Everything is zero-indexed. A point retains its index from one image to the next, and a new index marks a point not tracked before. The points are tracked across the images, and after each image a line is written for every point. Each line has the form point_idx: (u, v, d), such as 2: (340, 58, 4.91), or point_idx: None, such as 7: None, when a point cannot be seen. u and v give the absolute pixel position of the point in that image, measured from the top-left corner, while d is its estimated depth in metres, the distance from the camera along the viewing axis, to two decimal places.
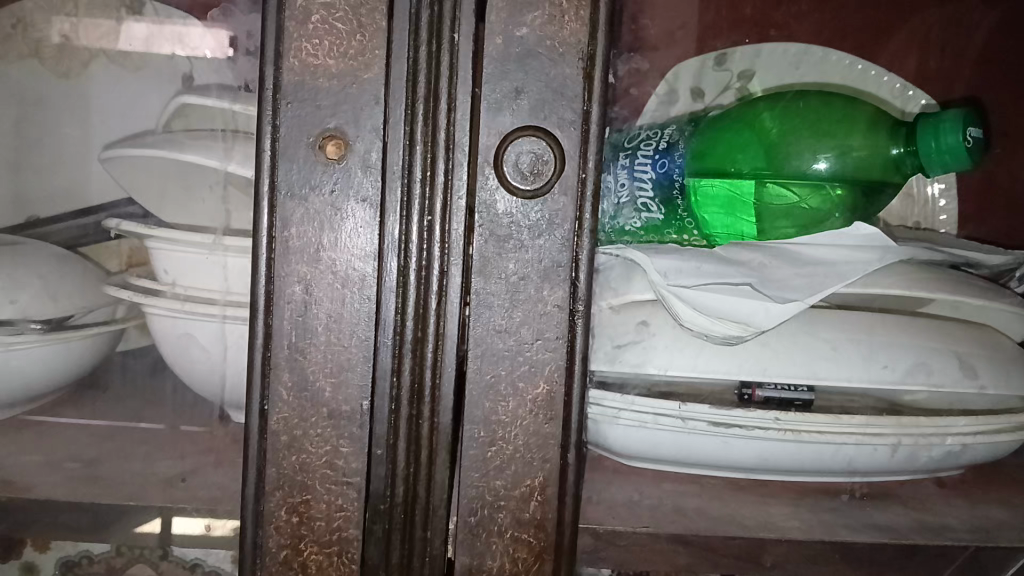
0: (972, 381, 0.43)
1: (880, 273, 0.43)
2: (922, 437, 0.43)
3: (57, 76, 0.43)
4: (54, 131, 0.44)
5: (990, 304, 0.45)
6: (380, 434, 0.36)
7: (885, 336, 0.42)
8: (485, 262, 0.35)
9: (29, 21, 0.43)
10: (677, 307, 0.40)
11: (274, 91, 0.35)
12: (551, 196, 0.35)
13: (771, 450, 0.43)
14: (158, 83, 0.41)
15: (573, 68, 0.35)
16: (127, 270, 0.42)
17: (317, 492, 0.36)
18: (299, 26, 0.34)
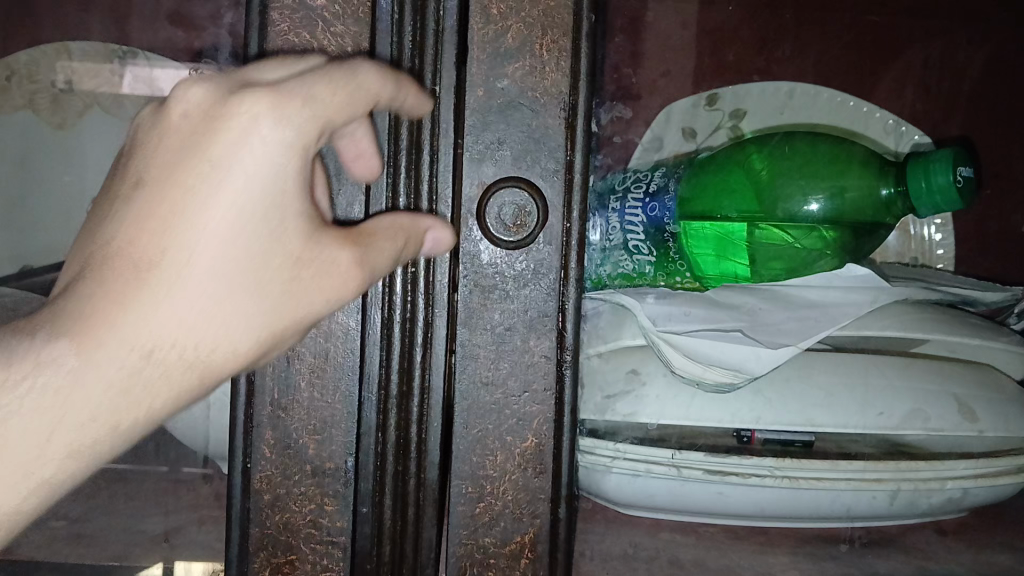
0: (972, 425, 0.42)
1: (872, 316, 0.43)
2: (922, 482, 0.42)
3: (53, 127, 0.48)
4: (45, 172, 0.48)
5: (984, 343, 0.45)
6: (366, 491, 0.35)
7: (880, 382, 0.41)
8: (470, 313, 0.35)
9: (27, 73, 0.49)
10: (668, 353, 0.40)
11: None
12: (536, 248, 0.35)
13: (768, 497, 0.41)
14: (136, 123, 0.45)
15: (555, 119, 0.35)
16: None
17: (302, 551, 0.35)
18: None
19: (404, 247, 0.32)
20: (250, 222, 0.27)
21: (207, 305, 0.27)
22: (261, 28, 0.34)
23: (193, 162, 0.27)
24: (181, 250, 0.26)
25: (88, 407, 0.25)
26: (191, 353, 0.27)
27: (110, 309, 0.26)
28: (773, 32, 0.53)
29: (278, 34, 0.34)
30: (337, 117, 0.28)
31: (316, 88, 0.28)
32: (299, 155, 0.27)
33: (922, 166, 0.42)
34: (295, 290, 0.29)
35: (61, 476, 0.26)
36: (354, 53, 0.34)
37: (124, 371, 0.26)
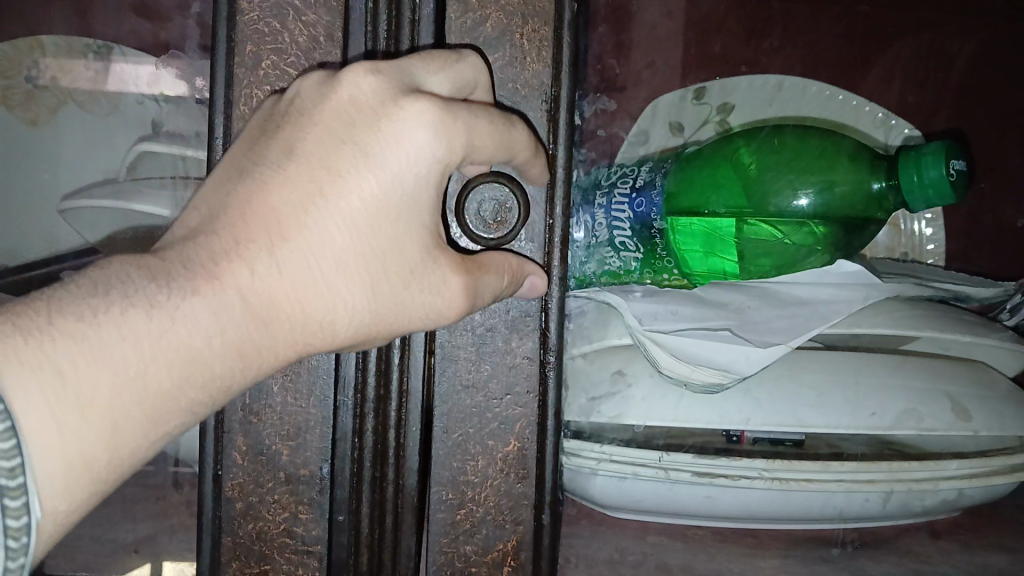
0: (966, 424, 0.41)
1: (864, 312, 0.42)
2: (915, 483, 0.41)
3: (24, 122, 0.46)
4: (17, 171, 0.45)
5: (977, 339, 0.44)
6: (342, 499, 0.34)
7: (871, 381, 0.40)
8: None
9: None
10: (655, 353, 0.38)
11: (225, 142, 0.33)
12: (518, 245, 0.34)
13: (758, 498, 0.40)
14: (127, 129, 0.45)
15: (536, 111, 0.34)
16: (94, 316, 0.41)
17: (276, 562, 0.34)
18: (250, 74, 0.33)
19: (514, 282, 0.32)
20: (387, 215, 0.26)
21: (327, 286, 0.26)
22: (229, 17, 0.33)
23: (343, 149, 0.26)
24: (317, 229, 0.26)
25: (199, 370, 0.24)
26: (296, 330, 0.26)
27: (235, 271, 0.25)
28: (761, 22, 0.52)
29: (248, 23, 0.33)
30: (484, 146, 0.28)
31: (478, 117, 0.27)
32: (445, 170, 0.27)
33: (913, 159, 0.41)
34: (401, 301, 0.27)
35: (151, 444, 0.24)
36: (327, 42, 0.33)
37: (240, 332, 0.25)
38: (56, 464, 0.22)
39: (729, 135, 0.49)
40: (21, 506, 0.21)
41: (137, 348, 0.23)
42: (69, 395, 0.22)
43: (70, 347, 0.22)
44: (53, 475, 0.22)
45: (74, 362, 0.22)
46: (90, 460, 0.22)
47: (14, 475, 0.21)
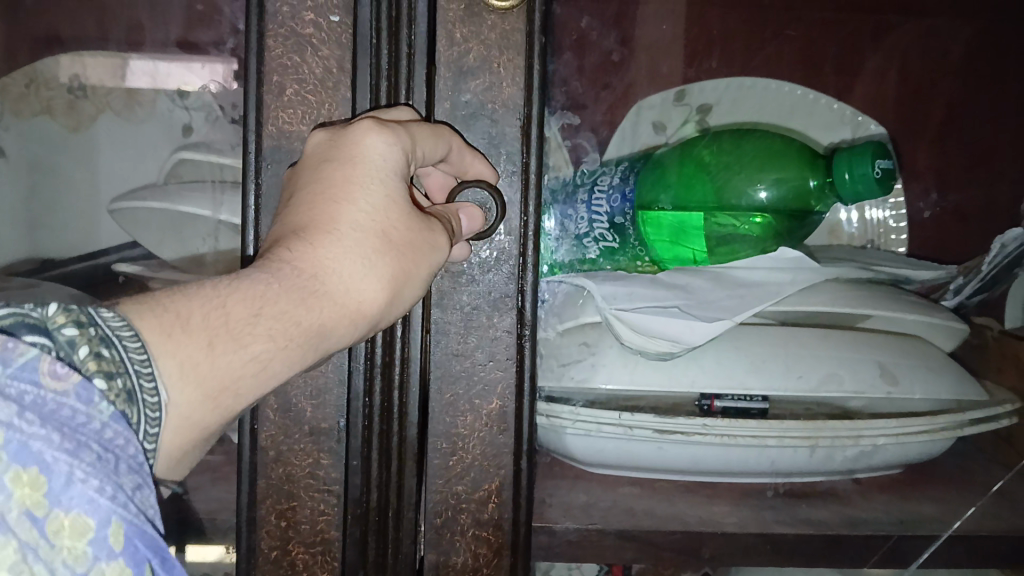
0: (886, 386, 0.49)
1: (806, 294, 0.49)
2: (839, 439, 0.48)
3: (68, 129, 0.50)
4: (64, 174, 0.50)
5: (905, 314, 0.51)
6: (356, 447, 0.41)
7: (801, 351, 0.48)
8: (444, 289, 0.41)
9: (41, 80, 0.50)
10: (619, 328, 0.46)
11: (256, 154, 0.40)
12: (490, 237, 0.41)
13: (704, 450, 0.48)
14: (164, 137, 0.49)
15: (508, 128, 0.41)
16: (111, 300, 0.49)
17: (302, 499, 0.41)
18: (276, 99, 0.40)
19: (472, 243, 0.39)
20: (379, 188, 0.35)
21: (354, 241, 0.33)
22: (258, 52, 0.40)
23: (327, 161, 0.35)
24: (332, 209, 0.34)
25: (274, 307, 0.30)
26: (343, 279, 0.32)
27: (285, 251, 0.32)
28: None
29: (273, 57, 0.40)
30: (430, 147, 0.37)
31: (413, 124, 0.37)
32: (408, 151, 0.36)
33: (847, 159, 0.48)
34: (414, 247, 0.35)
35: (240, 372, 0.30)
36: (338, 73, 0.40)
37: (296, 281, 0.31)
38: (175, 365, 0.28)
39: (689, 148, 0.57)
40: (150, 388, 0.27)
41: (217, 294, 0.30)
42: (172, 318, 0.28)
43: (168, 299, 0.29)
44: (173, 376, 0.28)
45: (174, 303, 0.29)
46: (201, 374, 0.29)
47: (145, 365, 0.27)
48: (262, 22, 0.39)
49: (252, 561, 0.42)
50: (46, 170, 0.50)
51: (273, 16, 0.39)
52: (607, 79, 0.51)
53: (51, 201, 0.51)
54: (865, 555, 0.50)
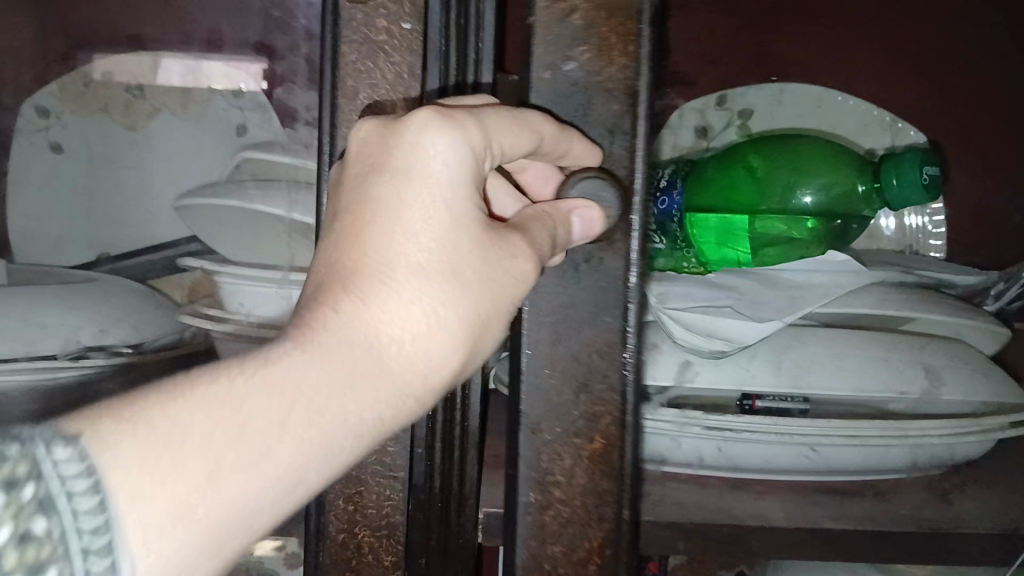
0: (942, 388, 0.49)
1: (854, 298, 0.50)
2: (908, 441, 0.49)
3: (126, 127, 0.57)
4: (136, 174, 0.56)
5: (953, 319, 0.52)
6: (421, 435, 0.43)
7: (858, 352, 0.48)
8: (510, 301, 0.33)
9: (113, 93, 0.58)
10: (673, 328, 0.48)
11: (330, 154, 0.42)
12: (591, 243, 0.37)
13: (773, 449, 0.49)
14: (221, 141, 0.56)
15: (606, 105, 0.36)
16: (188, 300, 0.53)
17: (368, 484, 0.43)
18: (349, 102, 0.42)
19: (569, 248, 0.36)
20: (436, 216, 0.29)
21: (414, 287, 0.28)
22: (333, 58, 0.42)
23: (374, 182, 0.29)
24: (381, 248, 0.28)
25: (312, 401, 0.24)
26: (398, 344, 0.27)
27: (323, 314, 0.26)
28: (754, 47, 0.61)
29: (347, 62, 0.42)
30: (508, 136, 0.32)
31: (487, 114, 0.32)
32: (474, 157, 0.30)
33: (894, 164, 0.50)
34: (487, 280, 0.29)
35: (293, 467, 0.24)
36: (409, 78, 0.42)
37: (336, 360, 0.25)
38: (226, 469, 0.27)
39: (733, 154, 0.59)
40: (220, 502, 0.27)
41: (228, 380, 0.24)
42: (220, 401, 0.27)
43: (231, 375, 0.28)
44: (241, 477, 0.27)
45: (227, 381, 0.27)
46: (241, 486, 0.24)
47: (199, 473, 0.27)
48: (337, 29, 0.42)
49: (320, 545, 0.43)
50: (112, 164, 0.56)
51: (347, 23, 0.41)
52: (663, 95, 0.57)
53: (122, 199, 0.56)
54: (927, 554, 0.48)
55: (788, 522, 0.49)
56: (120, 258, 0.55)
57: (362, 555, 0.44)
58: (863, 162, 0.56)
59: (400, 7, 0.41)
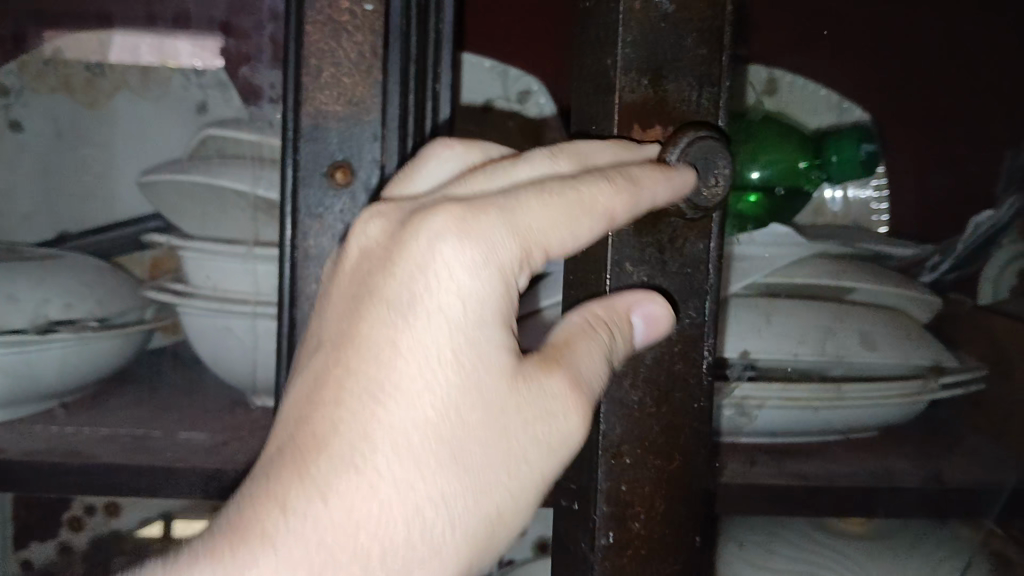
0: (873, 353, 0.54)
1: (805, 265, 0.54)
2: (857, 400, 0.55)
3: (84, 104, 0.53)
4: (80, 152, 0.54)
5: (892, 288, 0.55)
6: None
7: (796, 316, 0.53)
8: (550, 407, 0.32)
9: (57, 60, 0.52)
10: None
11: (295, 131, 0.43)
12: (670, 220, 0.34)
13: (794, 415, 0.55)
14: (181, 117, 0.52)
15: (692, 49, 0.33)
16: (155, 276, 0.54)
17: None
18: (314, 81, 0.43)
19: (654, 237, 0.34)
20: (419, 374, 0.30)
21: (395, 459, 0.29)
22: (298, 39, 0.43)
23: (370, 325, 0.31)
24: (375, 404, 0.30)
25: (303, 563, 0.28)
26: (388, 505, 0.29)
27: (300, 487, 0.29)
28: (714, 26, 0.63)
29: (312, 42, 0.42)
30: (547, 220, 0.30)
31: (529, 200, 0.30)
32: (491, 289, 0.30)
33: None
34: (502, 433, 0.30)
35: None
36: (371, 57, 0.43)
37: (329, 527, 0.28)
38: None
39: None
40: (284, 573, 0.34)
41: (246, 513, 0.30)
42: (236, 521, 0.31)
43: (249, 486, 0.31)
44: None
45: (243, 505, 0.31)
46: None
47: None
48: (303, 10, 0.42)
49: None
50: (61, 147, 0.54)
51: (312, 4, 0.42)
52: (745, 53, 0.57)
53: (65, 175, 0.54)
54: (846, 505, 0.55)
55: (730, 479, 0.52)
56: (90, 234, 0.54)
57: None
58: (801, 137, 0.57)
59: None
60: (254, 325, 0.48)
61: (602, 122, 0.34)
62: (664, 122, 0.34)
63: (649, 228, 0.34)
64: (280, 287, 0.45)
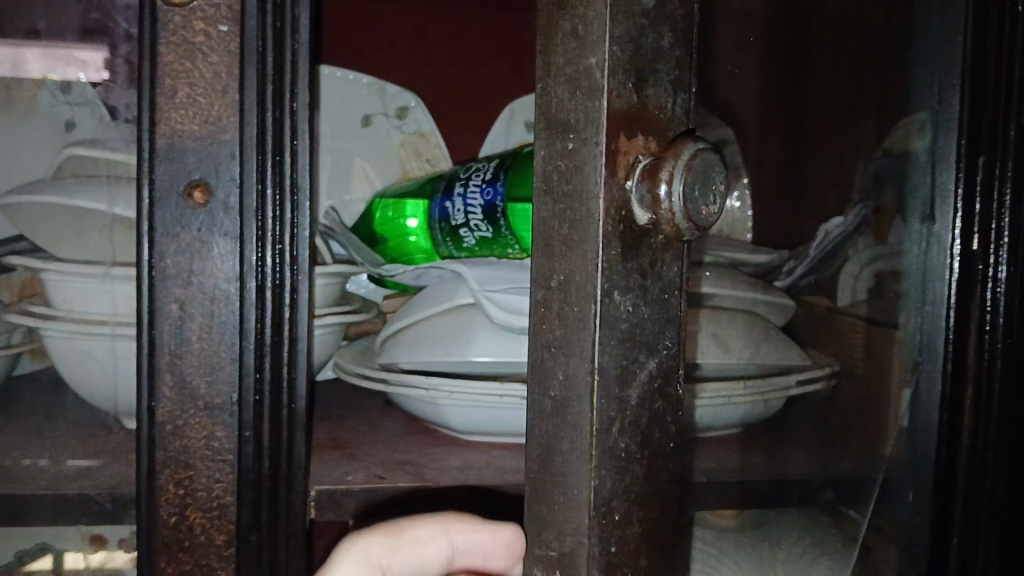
0: (759, 350, 0.56)
1: (720, 277, 0.53)
2: (761, 392, 0.56)
3: None
4: None
5: (764, 289, 0.58)
6: (247, 419, 0.45)
7: (716, 326, 0.52)
8: (619, 466, 0.27)
9: None
10: (488, 306, 0.55)
11: (151, 150, 0.43)
12: (652, 240, 0.27)
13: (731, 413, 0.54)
14: (49, 136, 0.49)
15: (668, 50, 0.28)
16: (19, 299, 0.50)
17: (198, 468, 0.45)
18: (169, 101, 0.43)
19: (634, 261, 0.27)
20: None
21: None
22: (150, 58, 0.43)
23: None
24: None
25: None
26: None
27: None
28: None
29: (165, 62, 0.43)
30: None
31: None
32: None
33: None
34: None
35: None
36: (227, 77, 0.43)
37: None
38: None
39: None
40: None
41: None
42: None
43: None
44: None
45: None
46: None
47: None
48: (156, 30, 0.43)
49: (153, 526, 0.45)
50: None
51: (164, 25, 0.43)
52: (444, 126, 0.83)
53: None
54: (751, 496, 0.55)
55: None
56: None
57: (195, 535, 0.45)
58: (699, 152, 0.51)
59: (216, 10, 0.43)
60: (113, 347, 0.47)
61: (581, 125, 0.27)
62: (648, 134, 0.27)
63: (630, 253, 0.27)
64: (137, 307, 0.45)
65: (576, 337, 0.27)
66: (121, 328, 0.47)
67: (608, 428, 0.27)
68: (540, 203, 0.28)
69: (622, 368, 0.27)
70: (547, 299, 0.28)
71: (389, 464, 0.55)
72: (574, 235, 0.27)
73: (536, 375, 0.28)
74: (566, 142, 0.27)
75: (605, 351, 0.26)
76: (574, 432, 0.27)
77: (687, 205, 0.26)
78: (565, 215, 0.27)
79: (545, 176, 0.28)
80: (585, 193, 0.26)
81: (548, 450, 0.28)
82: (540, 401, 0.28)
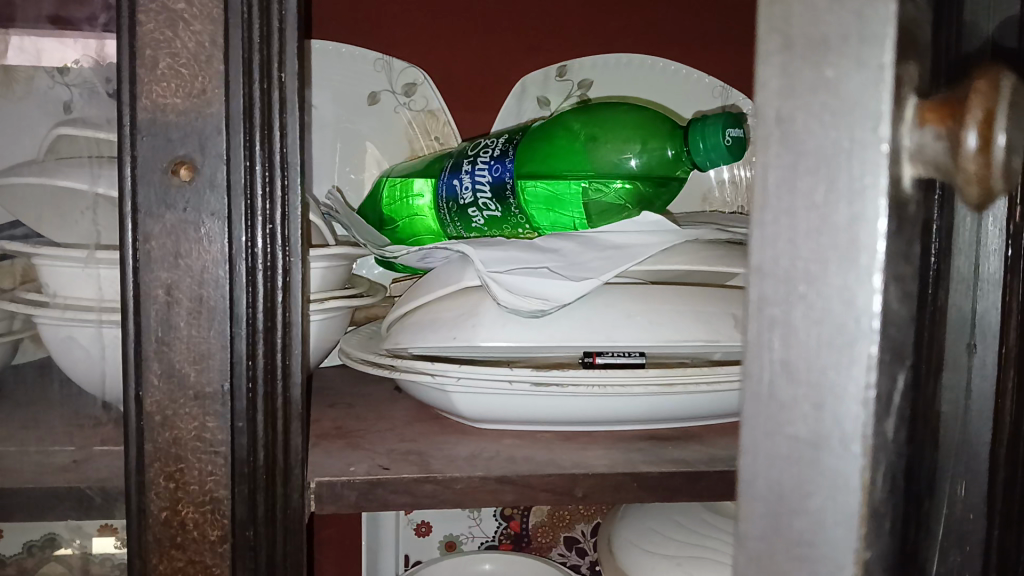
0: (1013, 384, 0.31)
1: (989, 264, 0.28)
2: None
3: None
4: None
5: None
6: (240, 409, 0.43)
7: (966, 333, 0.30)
8: (879, 526, 0.21)
9: None
10: (493, 289, 0.51)
11: (132, 126, 0.41)
12: (913, 212, 0.20)
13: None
14: (41, 113, 0.46)
15: None
16: (18, 286, 0.47)
17: (188, 461, 0.43)
18: (149, 73, 0.40)
19: (903, 241, 0.20)
20: None
21: None
22: (130, 29, 0.40)
23: None
24: None
25: None
26: None
27: None
28: None
29: (145, 32, 0.40)
30: None
31: None
32: None
33: (700, 129, 0.56)
34: None
35: None
36: (210, 47, 0.41)
37: None
38: None
39: (549, 126, 0.66)
40: None
41: None
42: None
43: None
44: None
45: None
46: None
47: None
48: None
49: (144, 522, 0.43)
50: None
51: None
52: (465, 103, 0.83)
53: None
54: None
55: (605, 468, 0.50)
56: None
57: (187, 532, 0.43)
58: (700, 125, 0.56)
59: None
60: (99, 334, 0.45)
61: (848, 44, 0.19)
62: (926, 61, 0.19)
63: (900, 232, 0.20)
64: (122, 291, 0.42)
65: (846, 360, 0.20)
66: (108, 314, 0.44)
67: (878, 477, 0.21)
68: (775, 163, 0.21)
69: (889, 392, 0.20)
70: (789, 300, 0.21)
71: (393, 454, 0.52)
72: (843, 216, 0.20)
73: (771, 401, 0.22)
74: (825, 68, 0.20)
75: (882, 372, 0.20)
76: (831, 482, 0.21)
77: (1011, 150, 0.18)
78: (823, 182, 0.20)
79: (787, 133, 0.20)
80: (861, 170, 0.19)
81: (788, 498, 0.22)
82: (774, 436, 0.22)
